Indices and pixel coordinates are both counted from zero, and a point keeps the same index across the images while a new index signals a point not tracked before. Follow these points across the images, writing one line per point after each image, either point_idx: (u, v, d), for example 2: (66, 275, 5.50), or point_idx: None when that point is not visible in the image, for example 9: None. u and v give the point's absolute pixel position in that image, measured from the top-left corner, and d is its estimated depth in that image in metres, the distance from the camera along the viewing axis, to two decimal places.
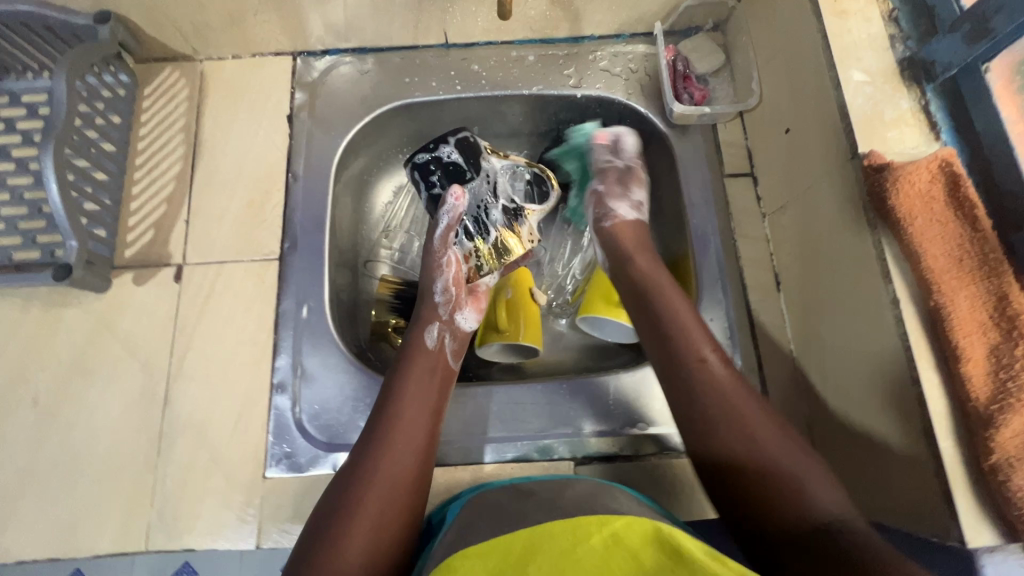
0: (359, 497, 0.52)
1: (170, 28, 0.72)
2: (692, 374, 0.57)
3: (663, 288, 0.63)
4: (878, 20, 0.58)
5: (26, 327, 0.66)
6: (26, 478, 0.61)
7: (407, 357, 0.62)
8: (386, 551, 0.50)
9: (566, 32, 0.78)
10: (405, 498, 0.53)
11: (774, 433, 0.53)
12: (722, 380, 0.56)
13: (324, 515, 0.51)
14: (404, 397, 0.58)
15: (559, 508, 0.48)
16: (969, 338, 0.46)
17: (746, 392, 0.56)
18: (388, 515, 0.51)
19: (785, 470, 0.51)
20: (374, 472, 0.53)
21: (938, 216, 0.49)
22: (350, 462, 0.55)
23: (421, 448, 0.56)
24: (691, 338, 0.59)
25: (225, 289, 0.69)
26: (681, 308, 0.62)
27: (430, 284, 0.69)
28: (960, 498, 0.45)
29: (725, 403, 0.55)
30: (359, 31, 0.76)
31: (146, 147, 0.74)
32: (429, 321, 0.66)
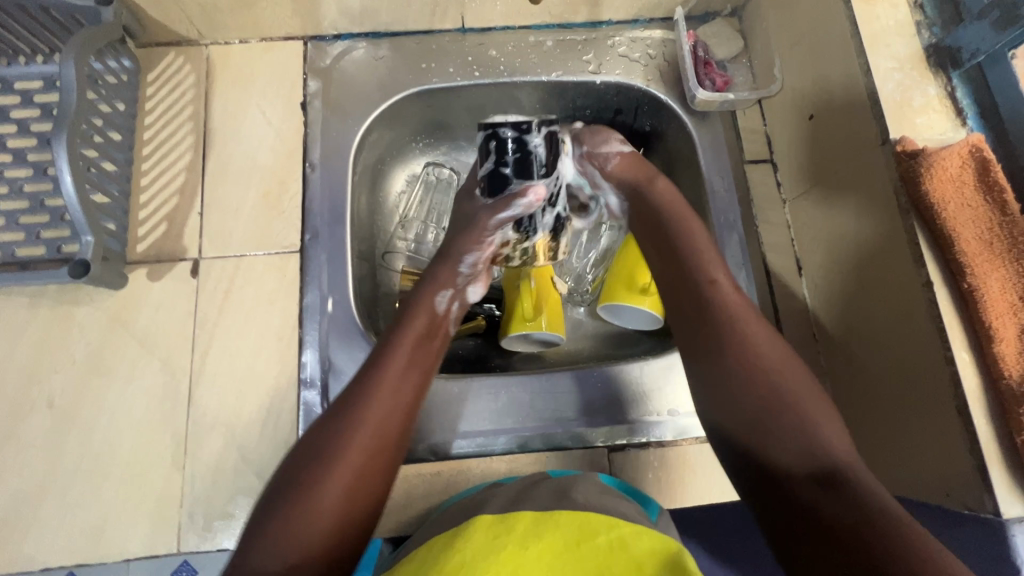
0: (342, 444, 0.49)
1: (176, 11, 0.69)
2: (704, 291, 0.58)
3: (687, 218, 0.64)
4: (904, 7, 0.59)
5: (37, 326, 0.63)
6: (46, 483, 0.59)
7: (409, 313, 0.61)
8: (360, 501, 0.48)
9: (584, 17, 0.77)
10: (388, 450, 0.52)
11: (784, 365, 0.53)
12: (729, 304, 0.57)
13: (301, 460, 0.49)
14: (401, 350, 0.57)
15: (567, 496, 0.49)
16: (1002, 319, 0.48)
17: (764, 329, 0.56)
18: (370, 467, 0.50)
19: (790, 398, 0.51)
20: (360, 420, 0.51)
21: (968, 200, 0.50)
22: (333, 409, 0.53)
23: (411, 401, 0.55)
24: (704, 260, 0.60)
25: (245, 283, 0.67)
26: (701, 235, 0.62)
27: (460, 251, 0.64)
28: (994, 473, 0.47)
29: (749, 347, 0.54)
30: (374, 15, 0.73)
31: (153, 137, 0.71)
32: (442, 282, 0.64)
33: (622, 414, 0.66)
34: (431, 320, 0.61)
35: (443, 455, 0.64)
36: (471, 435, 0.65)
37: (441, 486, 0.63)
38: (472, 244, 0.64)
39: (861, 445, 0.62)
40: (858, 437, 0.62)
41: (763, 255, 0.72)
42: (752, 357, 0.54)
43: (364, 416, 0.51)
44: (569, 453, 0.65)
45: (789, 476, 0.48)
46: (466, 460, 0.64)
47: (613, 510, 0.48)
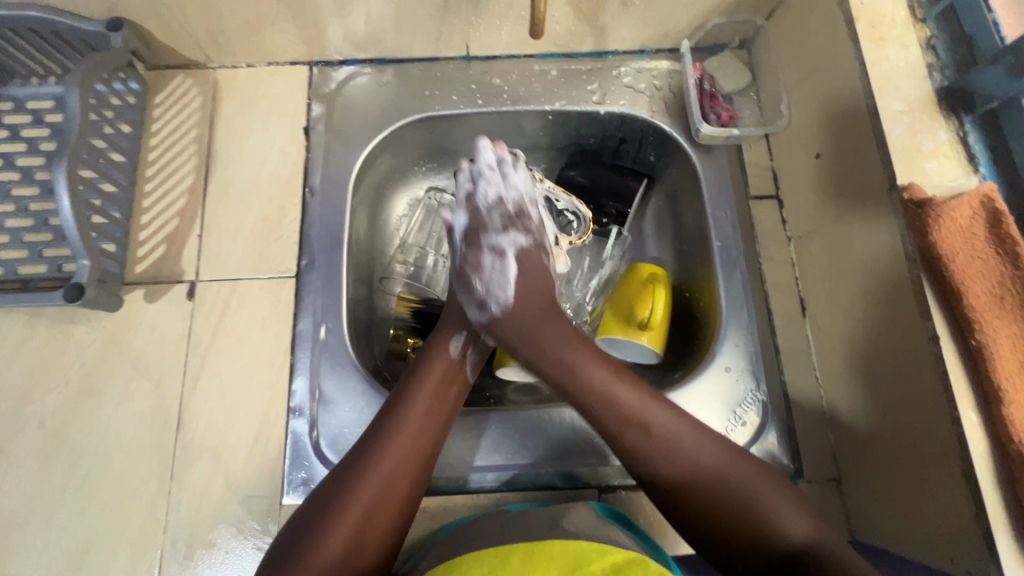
0: (352, 495, 0.51)
1: (184, 37, 0.70)
2: (621, 403, 0.56)
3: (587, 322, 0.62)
4: (916, 48, 0.57)
5: (33, 344, 0.64)
6: (33, 503, 0.59)
7: (423, 362, 0.61)
8: (370, 546, 0.50)
9: (590, 47, 0.76)
10: (399, 500, 0.53)
11: (718, 455, 0.54)
12: (652, 413, 0.56)
13: (313, 510, 0.52)
14: (415, 399, 0.57)
15: (558, 526, 0.51)
16: (1011, 380, 0.45)
17: (685, 425, 0.55)
18: (382, 514, 0.52)
19: (732, 486, 0.53)
20: (368, 475, 0.52)
21: (979, 253, 0.48)
22: (346, 462, 0.55)
23: (423, 452, 0.55)
24: (609, 373, 0.58)
25: (239, 307, 0.67)
26: (607, 342, 0.60)
27: (456, 291, 0.65)
28: (1002, 544, 0.44)
29: (666, 438, 0.54)
30: (379, 43, 0.73)
31: (157, 158, 0.71)
32: (455, 328, 0.63)
33: (617, 455, 0.64)
34: (447, 365, 0.61)
35: (431, 490, 0.63)
36: (459, 469, 0.63)
37: (427, 521, 0.62)
38: (472, 279, 0.67)
39: (864, 498, 0.59)
40: (862, 490, 0.59)
41: (765, 293, 0.70)
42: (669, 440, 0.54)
43: (374, 470, 0.53)
44: (558, 493, 0.64)
45: (743, 550, 0.51)
46: (454, 495, 0.63)
47: (608, 538, 0.50)
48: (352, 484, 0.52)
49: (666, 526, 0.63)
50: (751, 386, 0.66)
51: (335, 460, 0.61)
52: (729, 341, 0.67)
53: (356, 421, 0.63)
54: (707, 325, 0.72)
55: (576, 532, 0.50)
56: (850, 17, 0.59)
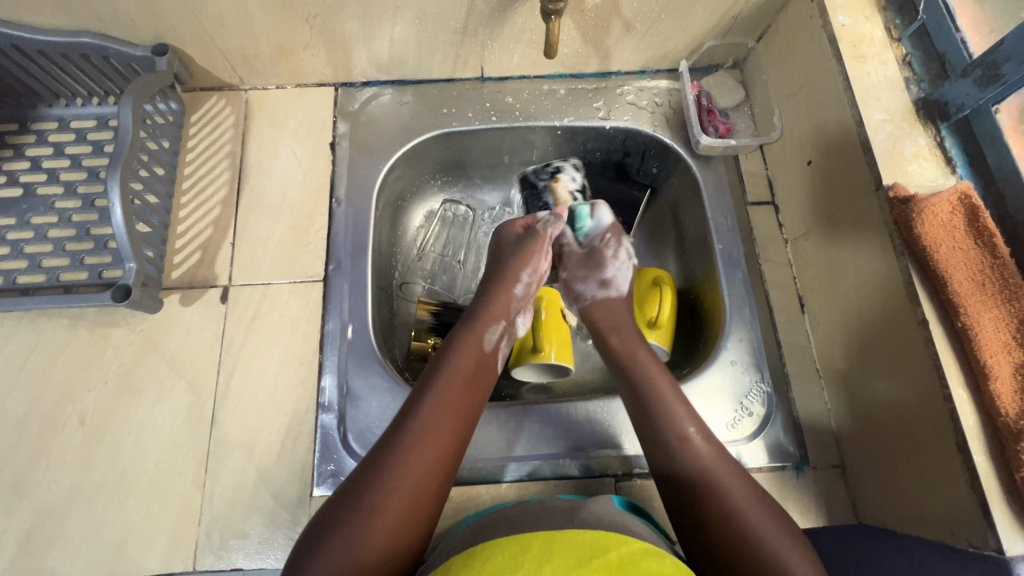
0: (392, 481, 0.52)
1: (221, 61, 0.76)
2: (674, 449, 0.57)
3: (647, 364, 0.64)
4: (893, 64, 0.63)
5: (74, 346, 0.67)
6: (73, 497, 0.61)
7: (462, 349, 0.64)
8: (409, 535, 0.51)
9: (595, 68, 0.83)
10: (436, 489, 0.54)
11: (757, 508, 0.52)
12: (707, 457, 0.56)
13: (350, 497, 0.51)
14: (448, 390, 0.59)
15: (577, 517, 0.53)
16: (996, 358, 0.49)
17: (740, 480, 0.55)
18: (421, 502, 0.53)
19: (760, 535, 0.50)
20: (416, 460, 0.54)
21: (960, 244, 0.53)
22: (387, 442, 0.55)
23: (457, 442, 0.57)
24: (672, 414, 0.59)
25: (271, 309, 0.70)
26: (668, 393, 0.61)
27: (516, 273, 0.71)
28: (997, 510, 0.47)
29: (714, 485, 0.54)
30: (401, 65, 0.79)
31: (193, 172, 0.76)
32: (494, 319, 0.68)
33: (631, 447, 0.67)
34: (477, 360, 0.64)
35: (453, 482, 0.65)
36: (480, 460, 0.66)
37: (449, 512, 0.64)
38: (528, 261, 0.72)
39: (867, 481, 0.62)
40: (864, 473, 0.62)
41: (766, 292, 0.74)
42: (719, 493, 0.53)
43: (415, 458, 0.54)
44: (576, 483, 0.66)
45: None
46: (476, 486, 0.65)
47: (624, 527, 0.52)
48: (392, 472, 0.52)
49: None
50: (756, 378, 0.69)
51: (362, 453, 0.64)
52: (732, 336, 0.71)
53: (382, 415, 0.66)
54: (711, 323, 0.76)
55: (591, 522, 0.51)
56: (833, 38, 0.65)
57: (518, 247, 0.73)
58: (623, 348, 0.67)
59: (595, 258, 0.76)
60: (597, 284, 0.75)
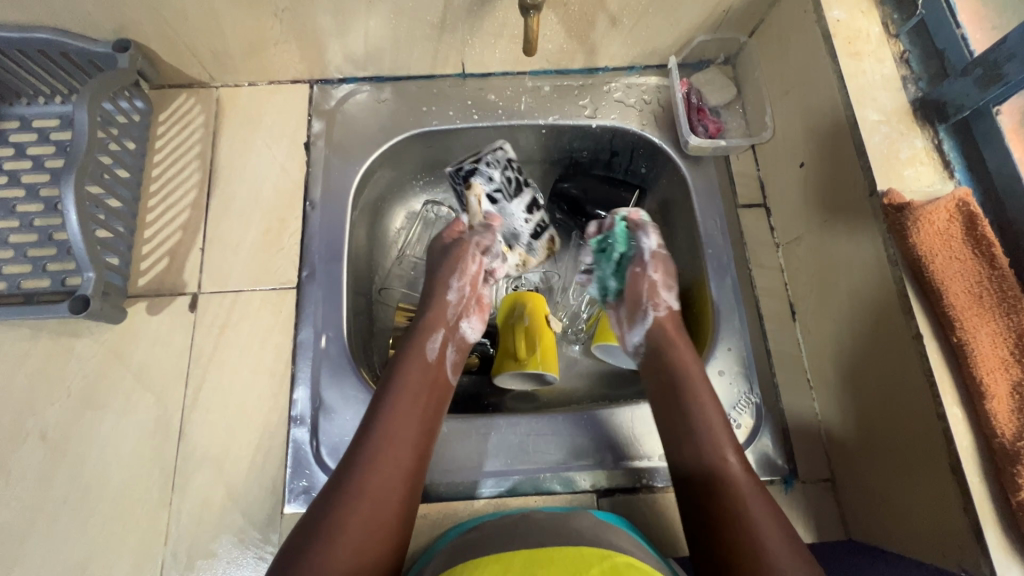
0: (344, 507, 0.51)
1: (189, 57, 0.72)
2: (712, 474, 0.56)
3: (700, 390, 0.61)
4: (890, 62, 0.60)
5: (35, 357, 0.65)
6: (33, 516, 0.59)
7: (406, 362, 0.62)
8: (372, 561, 0.49)
9: (581, 63, 0.79)
10: (393, 511, 0.52)
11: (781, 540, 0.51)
12: (744, 486, 0.55)
13: (306, 530, 0.50)
14: (394, 407, 0.58)
15: (561, 531, 0.50)
16: (992, 375, 0.47)
17: (767, 506, 0.54)
18: (379, 522, 0.51)
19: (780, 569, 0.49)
20: (364, 480, 0.52)
21: (956, 254, 0.50)
22: (339, 469, 0.54)
23: (410, 457, 0.55)
24: (717, 438, 0.58)
25: (241, 318, 0.68)
26: (715, 418, 0.60)
27: (445, 281, 0.69)
28: (990, 534, 0.45)
29: (745, 514, 0.53)
30: (378, 61, 0.76)
31: (160, 174, 0.73)
32: (433, 327, 0.66)
33: (615, 461, 0.65)
34: (425, 371, 0.62)
35: (431, 498, 0.63)
36: (459, 475, 0.64)
37: (427, 528, 0.62)
38: (456, 269, 0.69)
39: (856, 495, 0.60)
40: (855, 488, 0.60)
41: (756, 298, 0.71)
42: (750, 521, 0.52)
43: (364, 481, 0.52)
44: (558, 498, 0.64)
45: None
46: (454, 502, 0.63)
47: (609, 542, 0.49)
48: (343, 500, 0.51)
49: (666, 529, 0.63)
50: (745, 389, 0.67)
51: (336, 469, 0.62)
52: (720, 344, 0.69)
53: (356, 429, 0.63)
54: (701, 332, 0.73)
55: (575, 538, 0.49)
56: (827, 34, 0.62)
57: (444, 257, 0.71)
58: (681, 364, 0.64)
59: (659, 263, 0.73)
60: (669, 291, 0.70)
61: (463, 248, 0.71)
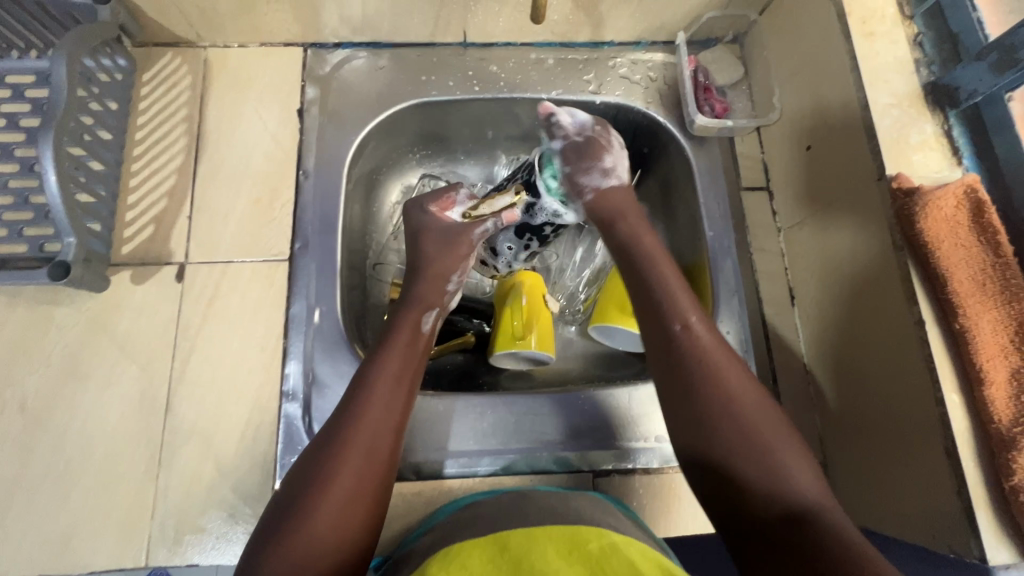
0: (334, 463, 0.48)
1: (175, 13, 0.68)
2: (676, 338, 0.53)
3: (658, 261, 0.58)
4: (904, 44, 0.59)
5: (13, 325, 0.62)
6: (14, 489, 0.57)
7: (395, 329, 0.59)
8: (355, 525, 0.46)
9: (587, 36, 0.77)
10: (382, 468, 0.50)
11: (767, 429, 0.48)
12: (706, 346, 0.52)
13: (293, 493, 0.47)
14: (384, 368, 0.55)
15: (556, 510, 0.50)
16: (992, 363, 0.47)
17: (743, 370, 0.52)
18: (367, 477, 0.48)
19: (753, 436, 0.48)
20: (352, 436, 0.49)
21: (962, 241, 0.50)
22: (326, 428, 0.51)
23: (398, 419, 0.53)
24: (678, 302, 0.55)
25: (231, 289, 0.66)
26: (675, 282, 0.56)
27: (444, 267, 0.64)
28: (981, 518, 0.46)
29: (722, 389, 0.50)
30: (375, 26, 0.73)
31: (144, 138, 0.70)
32: (428, 303, 0.62)
33: (614, 441, 0.65)
34: (415, 337, 0.59)
35: (425, 476, 0.62)
36: (454, 451, 0.63)
37: (422, 505, 0.62)
38: (457, 264, 0.64)
39: (848, 478, 0.61)
40: (848, 472, 0.61)
41: (756, 282, 0.71)
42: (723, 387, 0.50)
43: (353, 436, 0.49)
44: (552, 477, 0.64)
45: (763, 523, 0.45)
46: (449, 479, 0.63)
47: (602, 523, 0.48)
48: (330, 458, 0.48)
49: (659, 509, 0.63)
50: None
51: None
52: (719, 327, 0.68)
53: None
54: None
55: (570, 518, 0.48)
56: (842, 13, 0.61)
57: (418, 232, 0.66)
58: (633, 238, 0.60)
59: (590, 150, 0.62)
60: (598, 173, 0.62)
61: (462, 238, 0.64)
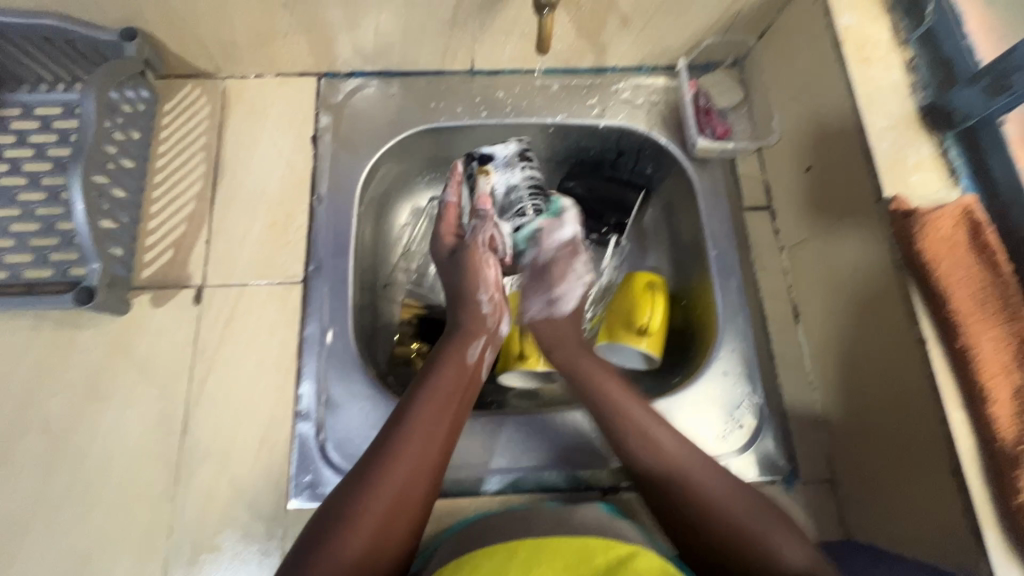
0: (368, 492, 0.49)
1: (195, 47, 0.71)
2: (629, 447, 0.58)
3: (598, 376, 0.64)
4: (899, 69, 0.61)
5: (37, 348, 0.64)
6: (36, 508, 0.59)
7: (443, 360, 0.61)
8: (381, 561, 0.48)
9: (590, 63, 0.79)
10: (415, 504, 0.51)
11: (739, 505, 0.52)
12: (668, 451, 0.57)
13: (330, 514, 0.49)
14: (426, 404, 0.56)
15: (566, 523, 0.51)
16: (994, 381, 0.47)
17: (700, 458, 0.56)
18: (398, 515, 0.50)
19: (740, 522, 0.51)
20: (389, 471, 0.51)
21: (961, 261, 0.51)
22: (365, 458, 0.52)
23: (436, 460, 0.53)
24: (622, 408, 0.60)
25: (247, 311, 0.67)
26: (610, 384, 0.63)
27: (473, 290, 0.67)
28: (989, 536, 0.46)
29: (683, 483, 0.55)
30: (386, 56, 0.75)
31: (165, 165, 0.72)
32: (474, 333, 0.65)
33: (620, 459, 0.65)
34: (461, 369, 0.60)
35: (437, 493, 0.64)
36: (463, 469, 0.64)
37: (432, 524, 0.63)
38: (479, 280, 0.67)
39: (856, 495, 0.61)
40: (856, 490, 0.61)
41: (760, 300, 0.72)
42: (691, 489, 0.54)
43: (390, 471, 0.51)
44: (561, 495, 0.65)
45: None
46: (459, 498, 0.64)
47: (613, 534, 0.49)
48: (366, 489, 0.50)
49: None
50: (748, 390, 0.67)
51: (341, 464, 0.62)
52: (724, 346, 0.69)
53: (362, 424, 0.63)
54: (704, 333, 0.73)
55: (579, 531, 0.49)
56: (837, 39, 0.63)
57: (461, 266, 0.68)
58: (569, 364, 0.66)
59: (550, 271, 0.71)
60: (546, 298, 0.71)
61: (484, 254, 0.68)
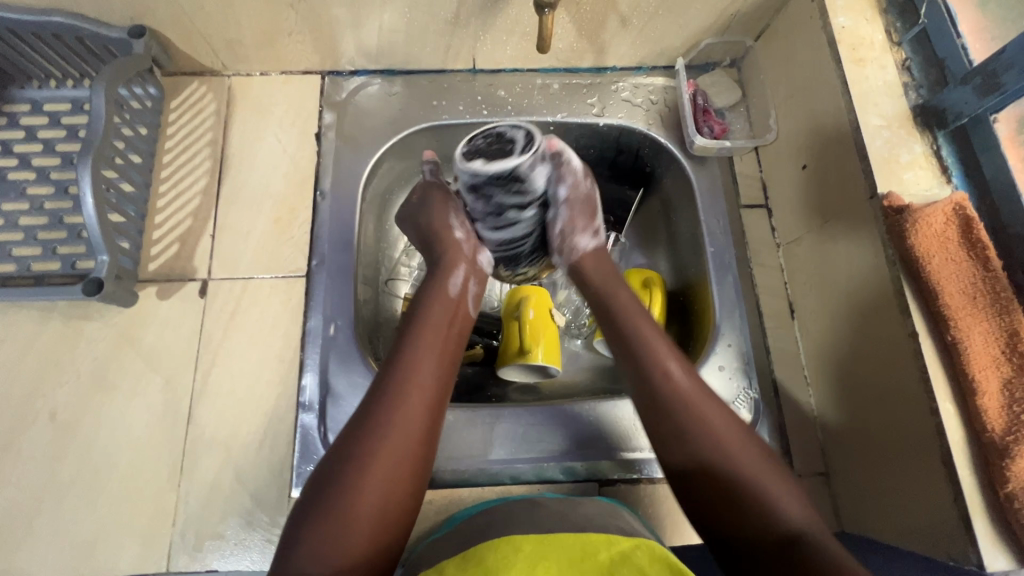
0: (369, 453, 0.49)
1: (202, 45, 0.73)
2: (655, 378, 0.57)
3: (630, 308, 0.62)
4: (893, 69, 0.62)
5: (45, 339, 0.65)
6: (43, 496, 0.60)
7: (427, 302, 0.60)
8: (391, 518, 0.48)
9: (590, 62, 0.81)
10: (418, 453, 0.51)
11: (741, 450, 0.53)
12: (684, 391, 0.56)
13: (334, 465, 0.49)
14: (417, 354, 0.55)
15: (567, 517, 0.51)
16: (984, 373, 0.48)
17: (718, 409, 0.55)
18: (402, 469, 0.50)
19: (746, 477, 0.51)
20: (388, 429, 0.50)
21: (953, 256, 0.51)
22: (360, 414, 0.52)
23: (432, 412, 0.54)
24: (655, 348, 0.58)
25: (252, 303, 0.69)
26: (649, 329, 0.60)
27: (445, 221, 0.66)
28: (978, 524, 0.47)
29: (705, 429, 0.54)
30: (389, 55, 0.77)
31: (171, 161, 0.74)
32: (455, 263, 0.64)
33: (618, 453, 0.66)
34: (447, 313, 0.60)
35: (436, 484, 0.64)
36: (463, 462, 0.65)
37: (433, 514, 0.64)
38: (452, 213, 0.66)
39: (849, 488, 0.62)
40: (849, 482, 0.62)
41: (756, 296, 0.73)
42: (706, 436, 0.53)
43: (389, 430, 0.50)
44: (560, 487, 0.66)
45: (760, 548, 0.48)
46: (460, 488, 0.65)
47: (613, 527, 0.50)
48: (367, 449, 0.49)
49: (665, 517, 0.65)
50: (744, 384, 0.68)
51: None
52: (721, 341, 0.70)
53: None
54: (701, 329, 0.75)
55: (580, 525, 0.49)
56: (833, 40, 0.64)
57: (429, 208, 0.67)
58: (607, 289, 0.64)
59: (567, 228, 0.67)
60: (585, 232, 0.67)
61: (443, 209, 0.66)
